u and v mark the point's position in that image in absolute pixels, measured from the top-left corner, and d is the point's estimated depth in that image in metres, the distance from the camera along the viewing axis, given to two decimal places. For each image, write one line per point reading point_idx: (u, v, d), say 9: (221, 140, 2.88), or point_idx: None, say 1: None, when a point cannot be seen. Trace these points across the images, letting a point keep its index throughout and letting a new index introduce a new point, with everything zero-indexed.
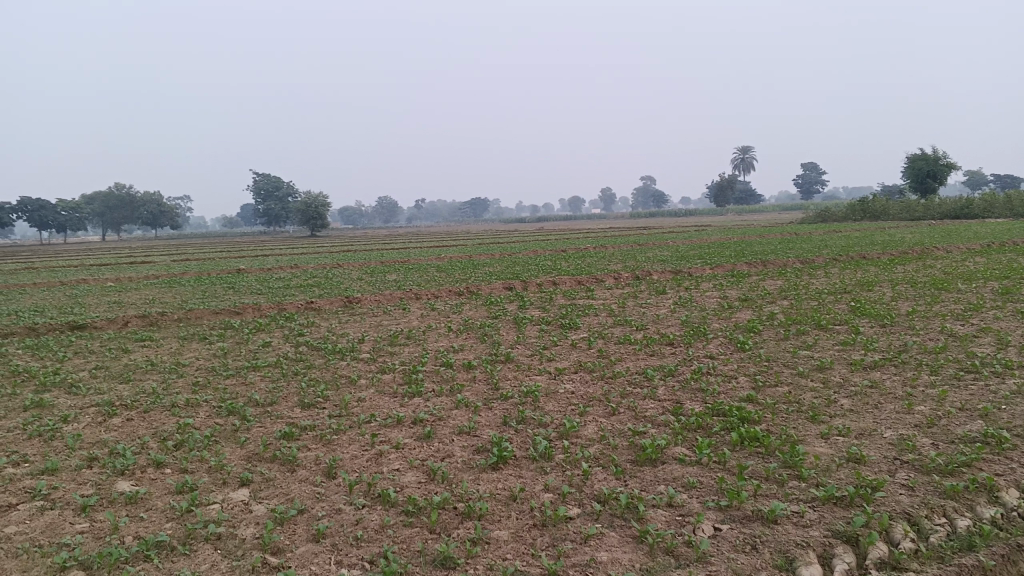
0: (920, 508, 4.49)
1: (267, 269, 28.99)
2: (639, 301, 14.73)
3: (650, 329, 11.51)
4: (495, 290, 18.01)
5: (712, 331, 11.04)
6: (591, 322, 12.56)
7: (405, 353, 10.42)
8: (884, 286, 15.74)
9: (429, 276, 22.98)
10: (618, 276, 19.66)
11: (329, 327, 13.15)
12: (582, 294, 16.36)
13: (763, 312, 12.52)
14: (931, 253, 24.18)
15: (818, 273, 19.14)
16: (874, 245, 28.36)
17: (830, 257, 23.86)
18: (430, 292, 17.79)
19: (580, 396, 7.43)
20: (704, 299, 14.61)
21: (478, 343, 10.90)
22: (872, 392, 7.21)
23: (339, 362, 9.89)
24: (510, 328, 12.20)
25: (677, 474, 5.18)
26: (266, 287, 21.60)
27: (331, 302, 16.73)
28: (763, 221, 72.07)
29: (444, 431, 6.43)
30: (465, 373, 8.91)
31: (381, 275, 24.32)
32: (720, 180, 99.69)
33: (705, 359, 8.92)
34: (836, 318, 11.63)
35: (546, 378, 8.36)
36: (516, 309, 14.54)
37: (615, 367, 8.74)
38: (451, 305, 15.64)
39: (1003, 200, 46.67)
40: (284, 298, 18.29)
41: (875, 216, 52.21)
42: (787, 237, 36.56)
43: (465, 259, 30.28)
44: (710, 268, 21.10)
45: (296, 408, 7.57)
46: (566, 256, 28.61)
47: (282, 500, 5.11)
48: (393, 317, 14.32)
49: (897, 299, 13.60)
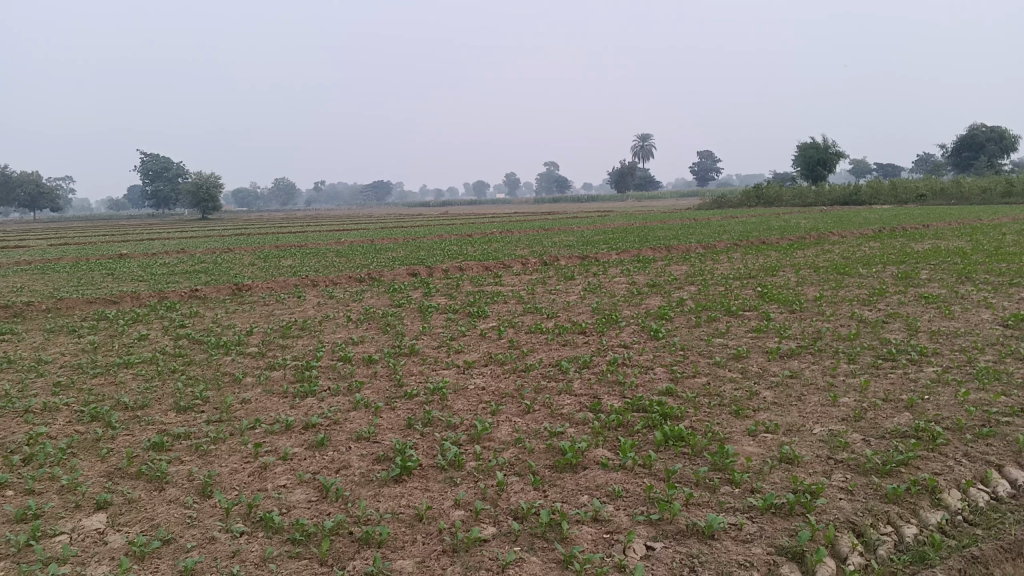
0: (865, 516, 4.12)
1: (153, 255, 27.26)
2: (547, 288, 14.28)
3: (560, 317, 11.05)
4: (398, 276, 17.24)
5: (623, 318, 10.66)
6: (499, 309, 12.01)
7: (300, 346, 9.63)
8: (788, 272, 15.79)
9: (327, 261, 21.97)
10: (524, 261, 19.20)
11: (216, 318, 12.16)
12: (488, 281, 15.79)
13: (674, 299, 12.24)
14: (826, 238, 24.69)
15: (723, 258, 19.18)
16: (772, 231, 28.87)
17: (732, 242, 24.10)
18: (328, 279, 16.88)
19: (490, 393, 6.87)
20: (613, 285, 14.26)
21: (380, 335, 10.19)
22: (794, 382, 6.91)
23: (224, 358, 9.01)
24: (414, 317, 11.53)
25: (601, 481, 4.68)
26: (150, 274, 20.16)
27: (220, 289, 15.63)
28: (663, 206, 73.24)
29: (340, 438, 5.76)
30: (365, 368, 8.20)
31: (276, 261, 23.12)
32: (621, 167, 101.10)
33: (619, 349, 8.48)
34: (746, 304, 11.43)
35: (453, 373, 7.75)
36: (419, 297, 13.86)
37: (526, 359, 8.21)
38: (351, 292, 14.82)
39: (887, 188, 48.75)
40: (168, 285, 17.04)
41: (769, 203, 53.64)
42: (687, 222, 37.04)
43: (366, 243, 29.27)
44: (616, 253, 20.90)
45: (172, 413, 6.73)
46: (470, 241, 27.99)
47: (145, 528, 4.34)
48: (287, 305, 13.42)
49: (802, 285, 13.59)
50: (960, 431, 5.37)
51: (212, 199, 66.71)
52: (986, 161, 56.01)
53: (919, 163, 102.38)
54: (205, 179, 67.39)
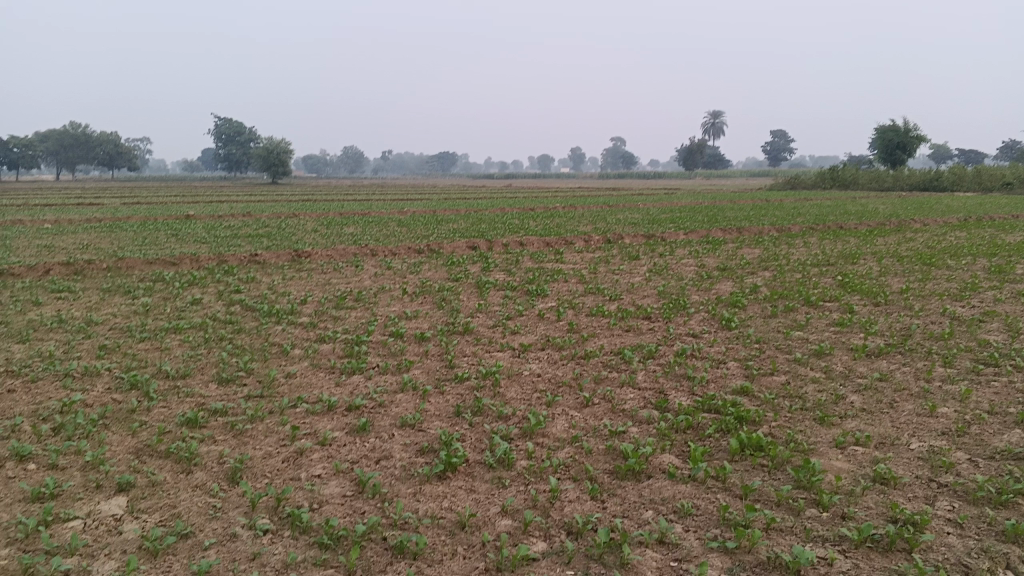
0: (981, 559, 3.48)
1: (218, 218, 27.40)
2: (611, 267, 13.71)
3: (624, 299, 10.48)
4: (457, 249, 16.81)
5: (692, 304, 10.03)
6: (560, 288, 11.49)
7: (351, 318, 9.26)
8: (868, 260, 14.87)
9: (388, 230, 21.69)
10: (588, 238, 18.59)
11: (271, 284, 11.91)
12: (550, 257, 15.26)
13: (746, 285, 11.52)
14: (907, 226, 23.41)
15: (797, 243, 18.27)
16: (849, 216, 27.60)
17: (806, 226, 23.08)
18: (386, 248, 16.56)
19: (547, 381, 6.37)
20: (681, 268, 13.58)
21: (434, 310, 9.76)
22: (884, 386, 6.23)
23: (273, 327, 8.70)
24: (471, 292, 11.10)
25: (668, 494, 4.15)
26: (213, 236, 20.15)
27: (278, 255, 15.42)
28: (733, 186, 71.51)
29: (383, 424, 5.34)
30: (416, 345, 7.79)
31: (336, 227, 23.00)
32: (691, 144, 98.99)
33: (687, 338, 7.90)
34: (825, 295, 10.66)
35: (508, 356, 7.28)
36: (478, 271, 13.41)
37: (587, 344, 7.67)
38: (409, 263, 14.48)
39: (972, 175, 46.44)
40: (228, 248, 16.97)
41: (844, 186, 51.73)
42: (756, 204, 35.93)
43: (428, 213, 28.98)
44: (683, 233, 20.14)
45: (212, 386, 6.41)
46: (532, 215, 27.44)
47: (165, 517, 3.98)
48: (343, 274, 13.13)
49: (885, 275, 12.71)
50: None
51: (280, 164, 67.42)
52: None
53: (1006, 151, 97.80)
54: (274, 143, 68.07)
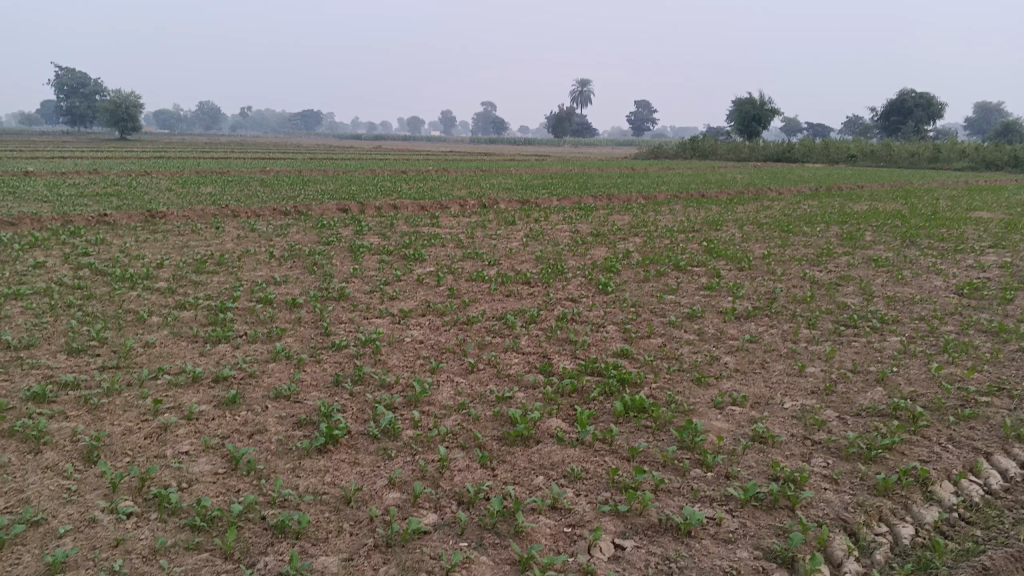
0: (857, 513, 3.61)
1: (62, 175, 25.42)
2: (487, 232, 13.61)
3: (502, 264, 10.42)
4: (327, 212, 16.25)
5: (569, 269, 10.09)
6: (436, 253, 11.29)
7: (216, 284, 8.73)
8: (732, 226, 15.45)
9: (252, 191, 20.75)
10: (462, 202, 18.42)
11: (124, 247, 11.09)
12: (423, 221, 15.00)
13: (619, 250, 11.70)
14: (764, 194, 24.54)
15: (665, 209, 18.77)
16: (710, 184, 28.65)
17: (673, 193, 23.77)
18: (251, 210, 15.80)
19: (428, 347, 6.21)
20: (556, 233, 13.65)
21: (306, 275, 9.36)
22: (755, 347, 6.44)
23: (129, 293, 8.10)
24: (344, 257, 10.73)
25: (557, 459, 4.10)
26: (57, 195, 18.63)
27: (132, 216, 14.41)
28: (600, 154, 72.93)
29: (257, 396, 5.03)
30: (288, 312, 7.44)
31: (196, 187, 21.79)
32: (560, 111, 100.13)
33: (567, 303, 7.91)
34: (694, 260, 10.96)
35: (387, 322, 7.06)
36: (350, 234, 13.02)
37: (466, 310, 7.54)
38: (277, 226, 13.87)
39: (820, 147, 49.24)
40: (75, 208, 15.75)
41: (704, 156, 53.75)
42: (623, 171, 36.74)
43: (295, 174, 27.91)
44: (556, 199, 20.29)
45: (61, 358, 5.87)
46: (403, 178, 26.95)
47: (10, 503, 3.58)
48: (205, 237, 12.41)
49: (749, 241, 13.22)
50: (939, 410, 4.95)
51: (131, 119, 63.30)
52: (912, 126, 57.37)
53: (848, 125, 104.40)
54: (124, 96, 63.73)
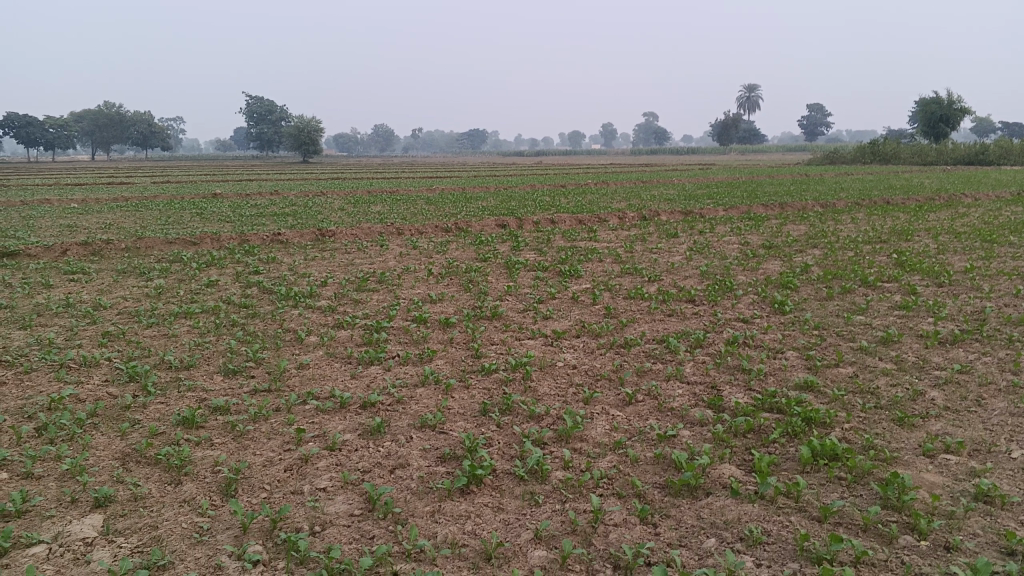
0: None
1: (245, 196, 27.05)
2: (648, 246, 12.98)
3: (665, 280, 9.79)
4: (486, 228, 16.15)
5: (739, 285, 9.31)
6: (595, 268, 10.82)
7: (372, 302, 8.65)
8: (924, 237, 13.98)
9: (416, 208, 21.10)
10: (623, 215, 17.85)
11: (291, 265, 11.36)
12: (583, 236, 14.56)
13: (794, 265, 10.75)
14: (958, 200, 22.32)
15: (843, 219, 17.37)
16: (894, 190, 26.48)
17: (852, 201, 22.06)
18: (413, 227, 15.95)
19: (584, 373, 5.73)
20: (723, 246, 12.81)
21: (461, 293, 9.13)
22: (966, 380, 5.50)
23: (289, 312, 8.15)
24: (500, 273, 10.47)
25: (732, 516, 3.50)
26: (237, 215, 19.69)
27: (301, 234, 14.89)
28: (769, 161, 69.99)
29: (401, 425, 4.74)
30: (440, 331, 7.19)
31: (364, 206, 22.47)
32: (724, 120, 97.22)
33: (738, 324, 7.19)
34: (882, 275, 9.86)
35: (540, 344, 6.64)
36: (507, 250, 12.78)
37: (625, 332, 7.00)
38: (437, 242, 13.87)
39: (1020, 148, 44.70)
40: (252, 227, 16.49)
41: (885, 161, 50.21)
42: (795, 179, 34.82)
43: (458, 191, 28.30)
44: (721, 209, 19.30)
45: (217, 379, 5.86)
46: (563, 192, 26.71)
47: (143, 541, 3.42)
48: (367, 254, 12.55)
49: (945, 253, 11.84)
50: None
51: (310, 143, 67.12)
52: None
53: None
54: (304, 122, 67.73)
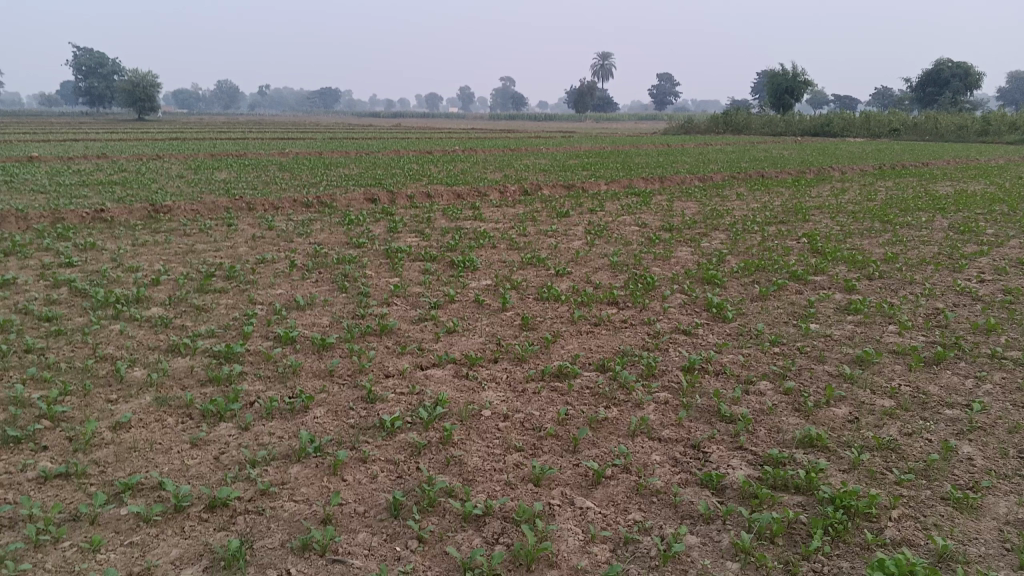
0: None
1: (67, 159, 23.68)
2: (540, 227, 11.62)
3: (574, 274, 8.45)
4: (354, 203, 14.26)
5: (660, 281, 8.10)
6: (489, 257, 9.34)
7: (220, 311, 6.79)
8: (820, 217, 13.36)
9: (268, 177, 18.81)
10: (502, 188, 16.41)
11: (116, 254, 9.19)
12: (464, 214, 13.02)
13: (708, 253, 9.68)
14: (827, 174, 22.32)
15: (729, 194, 16.69)
16: (762, 163, 26.35)
17: (728, 174, 21.58)
18: (268, 201, 13.86)
19: (521, 430, 4.26)
20: (621, 228, 11.63)
21: (335, 295, 7.42)
22: (989, 421, 4.44)
23: (108, 328, 6.18)
24: (379, 265, 8.80)
25: None
26: (54, 185, 16.78)
27: (130, 211, 12.52)
28: (626, 129, 70.36)
29: (271, 549, 3.12)
30: (314, 358, 5.52)
31: (208, 173, 19.89)
32: (582, 87, 97.48)
33: (685, 342, 5.92)
34: (807, 267, 8.92)
35: (450, 378, 5.12)
36: (382, 233, 11.06)
37: (554, 354, 5.58)
38: (297, 222, 11.94)
39: (862, 121, 46.51)
40: (70, 201, 13.86)
41: (738, 130, 51.06)
42: (660, 148, 34.49)
43: (314, 157, 25.93)
44: (602, 182, 18.23)
45: None
46: (428, 160, 24.93)
47: None
48: (213, 238, 10.48)
49: (852, 238, 11.15)
50: None
51: (148, 100, 61.61)
52: (950, 96, 54.08)
53: (878, 97, 101.00)
54: (139, 76, 61.99)
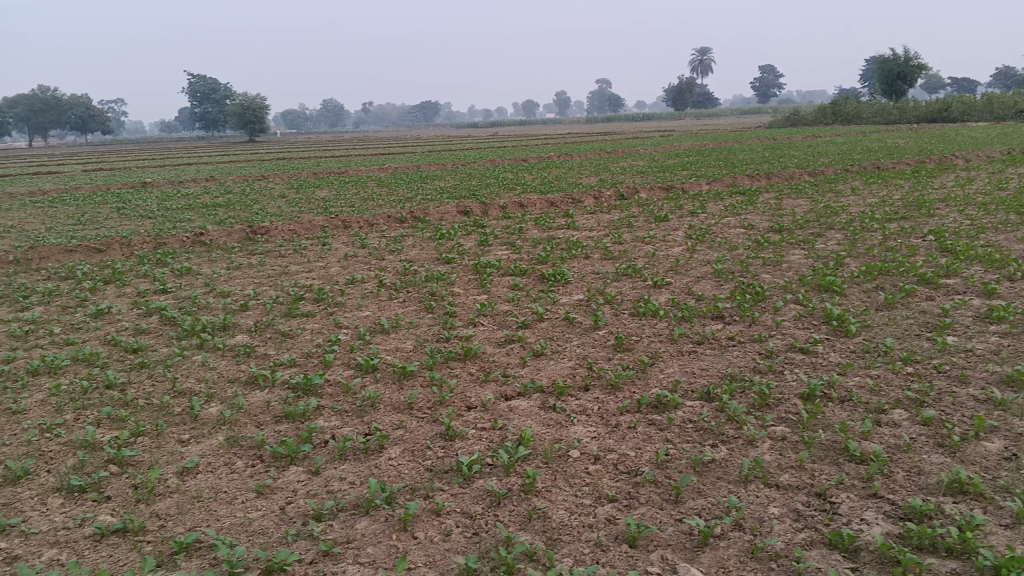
0: None
1: (178, 184, 24.52)
2: (638, 234, 11.05)
3: (675, 285, 7.87)
4: (447, 216, 14.04)
5: (770, 290, 7.43)
6: (584, 268, 8.86)
7: (304, 337, 6.57)
8: (946, 211, 12.24)
9: (364, 193, 18.87)
10: (598, 193, 15.86)
11: (210, 279, 9.19)
12: (559, 223, 12.56)
13: (823, 256, 8.90)
14: (950, 163, 20.74)
15: (842, 190, 15.62)
16: (876, 154, 24.77)
17: (840, 167, 20.33)
18: (361, 218, 13.79)
19: (614, 475, 3.77)
20: (726, 232, 10.93)
21: (421, 316, 7.10)
22: None
23: (191, 359, 6.04)
24: (469, 282, 8.45)
25: None
26: (163, 209, 17.28)
27: (229, 233, 12.64)
28: (729, 124, 68.35)
29: None
30: (394, 389, 5.17)
31: (309, 191, 20.15)
32: (680, 85, 95.48)
33: (802, 364, 5.28)
34: (938, 268, 8.03)
35: (538, 410, 4.67)
36: (474, 246, 10.73)
37: (653, 381, 5.06)
38: (390, 238, 11.77)
39: (984, 103, 43.45)
40: (174, 225, 14.16)
41: (847, 121, 48.62)
42: (764, 144, 33.07)
43: (412, 170, 25.98)
44: (704, 183, 17.42)
45: (51, 506, 3.75)
46: (523, 168, 24.60)
47: None
48: (306, 258, 10.41)
49: (987, 233, 10.07)
50: None
51: (257, 121, 63.83)
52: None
53: (1001, 76, 94.69)
54: (248, 100, 64.39)
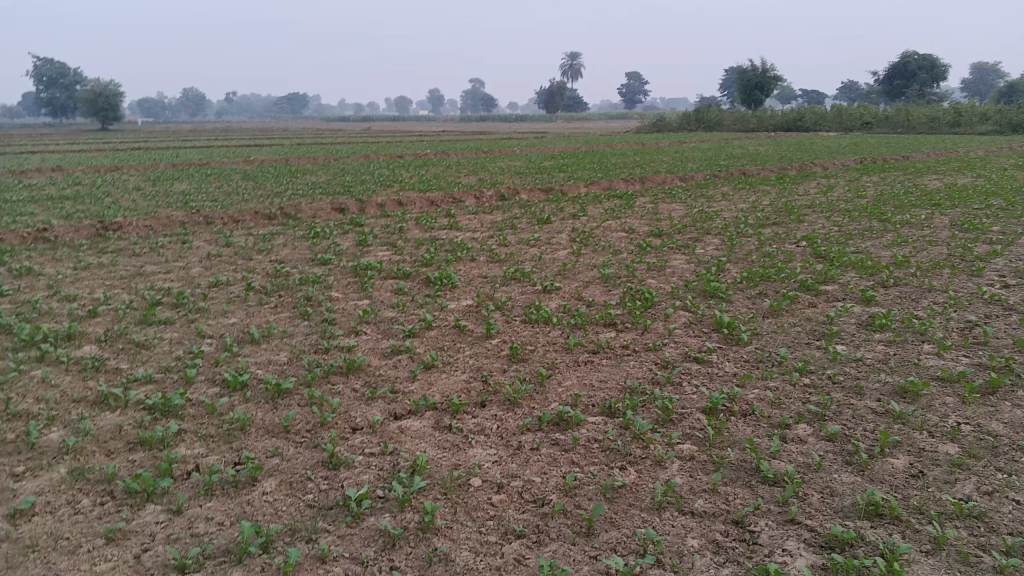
0: None
1: (19, 173, 22.49)
2: (521, 236, 10.82)
3: (563, 290, 7.65)
4: (321, 214, 13.38)
5: (659, 296, 7.32)
6: (468, 272, 8.52)
7: (163, 348, 5.91)
8: (813, 217, 12.66)
9: (230, 187, 17.82)
10: (478, 192, 15.57)
11: (54, 281, 8.26)
12: (439, 223, 12.18)
13: (705, 262, 8.92)
14: (810, 171, 21.70)
15: (715, 194, 15.99)
16: (742, 160, 25.67)
17: (710, 173, 20.91)
18: (227, 214, 12.92)
19: (519, 506, 3.45)
20: (608, 235, 10.86)
21: (297, 323, 6.56)
22: None
23: (27, 375, 5.28)
24: (347, 286, 7.95)
25: None
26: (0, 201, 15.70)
27: (77, 229, 11.53)
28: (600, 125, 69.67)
29: None
30: (268, 409, 4.66)
31: (168, 184, 18.86)
32: (552, 87, 96.81)
33: (700, 375, 5.13)
34: (816, 275, 8.18)
35: (430, 432, 4.29)
36: (350, 247, 10.19)
37: (551, 396, 4.77)
38: (259, 237, 11.04)
39: (834, 114, 46.09)
40: (12, 219, 12.82)
41: (710, 127, 50.49)
42: (635, 148, 33.75)
43: (281, 164, 24.87)
44: (582, 185, 17.45)
45: None
46: (399, 165, 24.02)
47: None
48: (165, 258, 9.57)
49: (855, 240, 10.43)
50: None
51: (111, 108, 59.90)
52: (919, 88, 53.93)
53: (847, 89, 101.17)
54: (101, 86, 60.37)
